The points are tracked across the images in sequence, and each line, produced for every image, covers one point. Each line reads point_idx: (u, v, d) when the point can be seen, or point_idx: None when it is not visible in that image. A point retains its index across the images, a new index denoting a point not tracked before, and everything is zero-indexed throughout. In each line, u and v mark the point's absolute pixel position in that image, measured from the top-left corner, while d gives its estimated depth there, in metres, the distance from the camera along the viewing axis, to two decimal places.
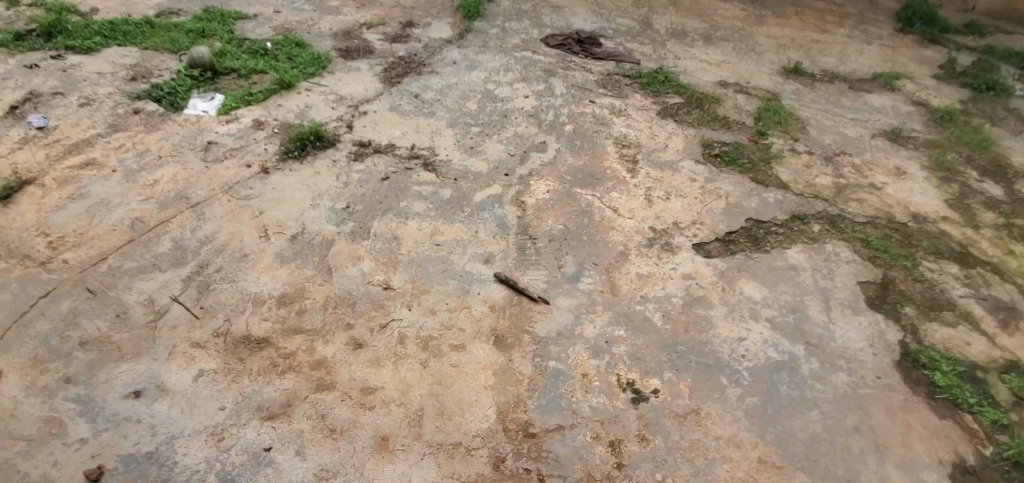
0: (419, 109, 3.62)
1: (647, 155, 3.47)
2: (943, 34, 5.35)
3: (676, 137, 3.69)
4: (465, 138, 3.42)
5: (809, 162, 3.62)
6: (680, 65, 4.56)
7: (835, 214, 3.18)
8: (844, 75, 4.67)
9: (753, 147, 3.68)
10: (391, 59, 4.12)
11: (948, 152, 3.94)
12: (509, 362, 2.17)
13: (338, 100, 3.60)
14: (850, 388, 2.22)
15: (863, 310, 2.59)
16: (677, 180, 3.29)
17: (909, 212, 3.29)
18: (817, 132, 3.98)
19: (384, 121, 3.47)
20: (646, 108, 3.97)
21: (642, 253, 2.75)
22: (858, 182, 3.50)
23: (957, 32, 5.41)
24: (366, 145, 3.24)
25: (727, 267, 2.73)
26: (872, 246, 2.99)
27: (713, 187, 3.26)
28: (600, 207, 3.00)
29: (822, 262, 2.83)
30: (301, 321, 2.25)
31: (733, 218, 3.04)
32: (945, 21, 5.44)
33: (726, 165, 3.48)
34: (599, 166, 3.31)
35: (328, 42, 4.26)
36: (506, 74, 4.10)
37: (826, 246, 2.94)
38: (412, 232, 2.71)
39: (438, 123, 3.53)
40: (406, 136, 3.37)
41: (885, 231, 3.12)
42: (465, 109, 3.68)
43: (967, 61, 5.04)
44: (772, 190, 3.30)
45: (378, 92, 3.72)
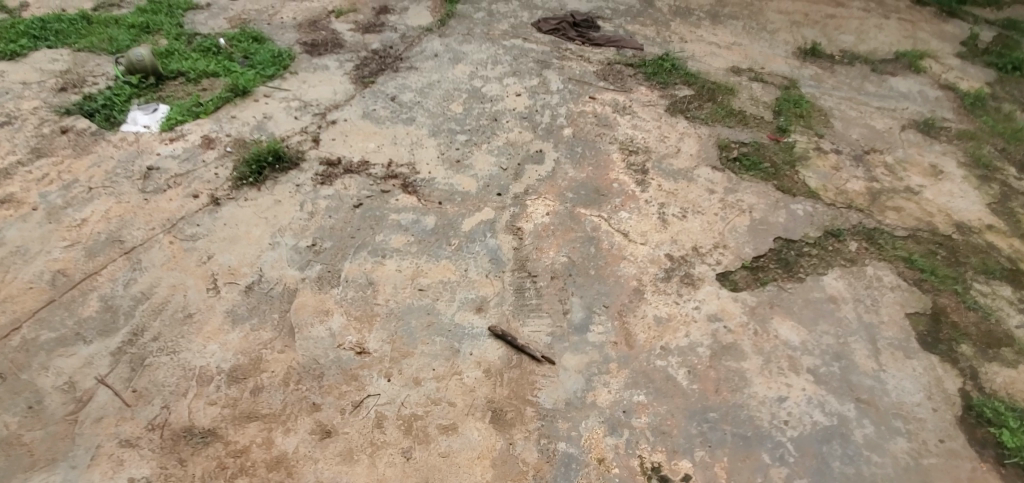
0: (396, 115, 3.16)
1: (657, 162, 3.04)
2: (962, 6, 4.88)
3: (688, 138, 3.25)
4: (449, 149, 2.97)
5: (838, 163, 3.20)
6: (688, 49, 4.09)
7: (873, 227, 2.79)
8: (866, 56, 4.22)
9: (775, 147, 3.26)
10: (363, 53, 3.62)
11: (983, 145, 3.54)
12: (509, 446, 1.82)
13: (302, 107, 3.13)
14: (911, 458, 1.89)
15: (915, 353, 2.22)
16: (693, 192, 2.86)
17: (953, 221, 2.90)
18: (844, 125, 3.55)
19: (355, 131, 3.02)
20: (653, 103, 3.52)
21: (658, 288, 2.36)
22: (893, 185, 3.09)
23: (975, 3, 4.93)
24: (335, 163, 2.79)
25: (758, 303, 2.35)
26: (917, 266, 2.59)
27: (734, 199, 2.85)
28: (607, 231, 2.59)
29: (865, 290, 2.46)
30: (256, 403, 1.88)
31: (760, 238, 2.65)
32: None
33: (747, 170, 3.06)
34: (604, 179, 2.88)
35: (291, 34, 3.74)
36: (495, 68, 3.62)
37: (867, 269, 2.56)
38: (390, 275, 2.30)
39: (419, 131, 3.07)
40: (382, 149, 2.92)
41: (928, 247, 2.73)
42: (449, 113, 3.22)
43: (989, 36, 4.60)
44: (801, 200, 2.90)
45: (349, 96, 3.25)
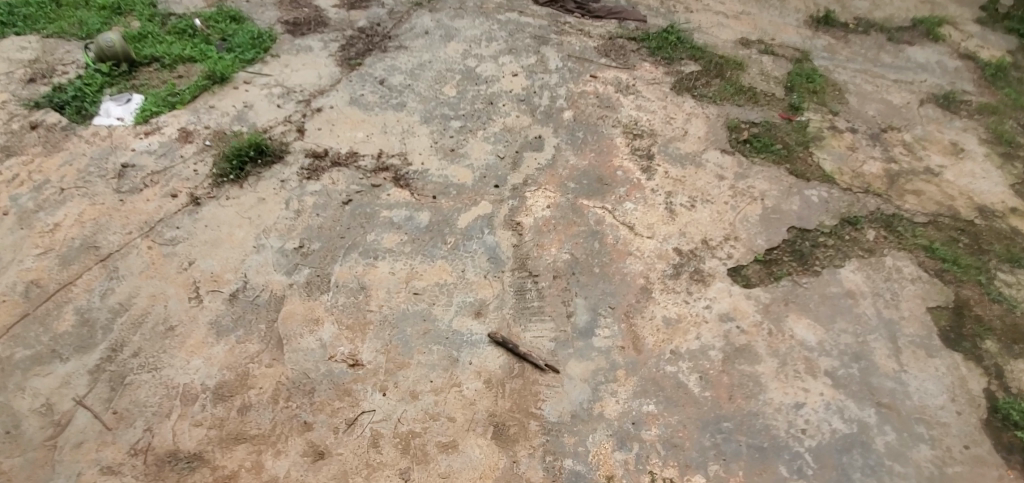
0: (385, 100, 2.97)
1: (663, 146, 2.86)
2: None
3: (696, 118, 3.04)
4: (443, 137, 2.80)
5: (854, 143, 3.02)
6: (694, 19, 3.85)
7: (892, 213, 2.64)
8: (882, 24, 3.96)
9: (788, 127, 3.07)
10: (349, 32, 3.40)
11: (1007, 119, 3.33)
12: (513, 464, 1.73)
13: (284, 94, 2.94)
14: (935, 467, 1.81)
15: (937, 351, 2.12)
16: (702, 178, 2.70)
17: (976, 204, 2.75)
18: (859, 100, 3.35)
19: (342, 120, 2.84)
20: (659, 80, 3.29)
21: (667, 287, 2.23)
22: (913, 166, 2.92)
23: None
24: (321, 155, 2.63)
25: (772, 300, 2.22)
26: (939, 256, 2.46)
27: (746, 185, 2.68)
28: (612, 224, 2.45)
29: (884, 283, 2.33)
30: (244, 423, 1.79)
31: (773, 229, 2.50)
32: None
33: (758, 153, 2.87)
34: (607, 166, 2.71)
35: (271, 12, 3.50)
36: (489, 46, 3.40)
37: (886, 260, 2.43)
38: (383, 278, 2.17)
39: (410, 117, 2.89)
40: (371, 139, 2.75)
41: (950, 234, 2.58)
42: (442, 97, 3.03)
43: None
44: (815, 185, 2.73)
45: (335, 80, 3.06)
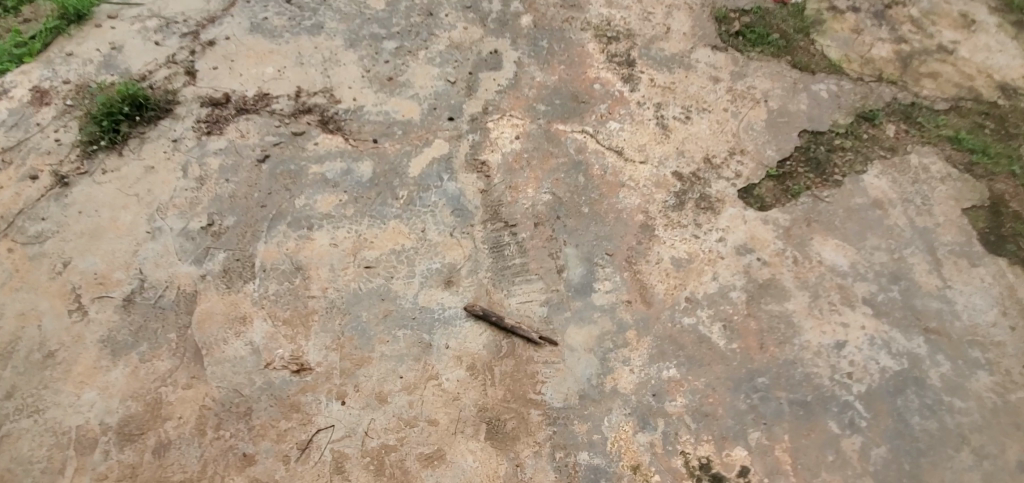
0: (296, 22, 2.33)
1: (644, 48, 2.35)
2: None
3: (679, 9, 2.49)
4: (377, 63, 2.23)
5: (858, 24, 2.52)
6: None
7: (910, 103, 2.28)
8: None
9: (782, 13, 2.52)
10: None
11: None
12: (517, 469, 1.41)
13: (162, 27, 2.28)
14: (997, 396, 1.57)
15: (980, 258, 1.84)
16: (693, 83, 2.24)
17: (998, 82, 2.38)
18: None
19: (244, 54, 2.23)
20: None
21: (672, 221, 1.85)
22: (925, 45, 2.47)
23: None
24: (222, 102, 2.07)
25: (794, 223, 1.88)
26: (967, 147, 2.14)
27: (745, 87, 2.25)
28: (596, 151, 2.01)
29: (912, 186, 2.01)
30: (164, 465, 1.41)
31: (782, 136, 2.11)
32: None
33: (754, 47, 2.39)
34: (581, 81, 2.22)
35: None
36: None
37: (910, 159, 2.10)
38: (322, 253, 1.71)
39: (331, 42, 2.28)
40: (284, 75, 2.16)
41: (974, 121, 2.25)
42: (367, 11, 2.40)
43: None
44: (823, 77, 2.31)
45: (228, 2, 2.38)
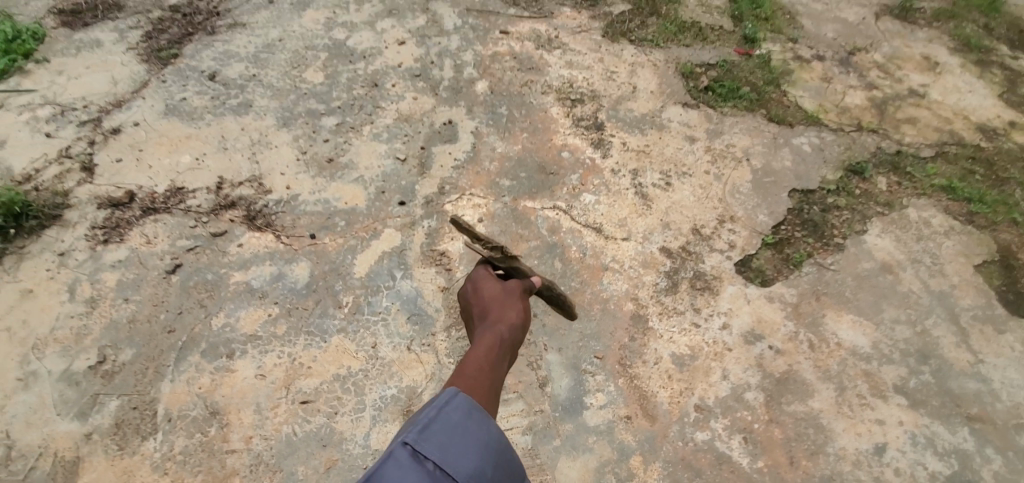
0: (219, 101, 2.11)
1: (611, 110, 2.17)
2: None
3: (642, 69, 2.38)
4: (315, 142, 1.99)
5: (826, 72, 2.43)
6: None
7: (895, 151, 2.09)
8: None
9: (749, 65, 2.43)
10: (156, 13, 2.51)
11: (965, 25, 2.84)
12: None
13: (55, 116, 2.00)
14: None
15: (1007, 324, 1.64)
16: (669, 144, 2.05)
17: (975, 125, 2.25)
18: (813, 21, 2.72)
19: (154, 141, 1.94)
20: (585, 29, 2.58)
21: (666, 308, 1.59)
22: (896, 90, 2.36)
23: None
24: (125, 202, 1.76)
25: (801, 298, 1.64)
26: (961, 196, 1.96)
27: (723, 145, 2.07)
28: (571, 230, 1.76)
29: (919, 245, 1.80)
30: None
31: (772, 197, 1.91)
32: None
33: (725, 100, 2.26)
34: (549, 150, 2.00)
35: (40, 4, 2.63)
36: (361, 9, 2.59)
37: (909, 214, 1.88)
38: (245, 388, 1.39)
39: (261, 121, 2.05)
40: (204, 164, 1.89)
41: (964, 166, 2.07)
42: (303, 87, 2.20)
43: None
44: (801, 131, 2.14)
45: (140, 83, 2.15)
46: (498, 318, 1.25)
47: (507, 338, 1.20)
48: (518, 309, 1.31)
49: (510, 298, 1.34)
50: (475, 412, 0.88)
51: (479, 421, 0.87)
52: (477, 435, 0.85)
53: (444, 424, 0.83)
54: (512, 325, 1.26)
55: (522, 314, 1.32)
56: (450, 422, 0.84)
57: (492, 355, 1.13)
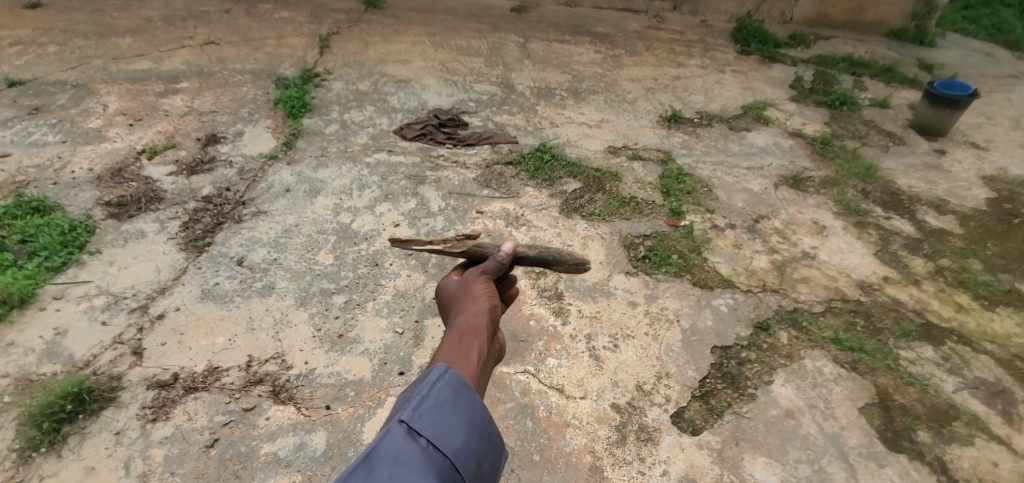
0: (246, 285, 2.58)
1: (569, 280, 2.69)
2: (778, 50, 5.29)
3: (593, 241, 2.93)
4: (327, 320, 2.44)
5: (737, 239, 3.03)
6: (561, 133, 3.89)
7: (793, 309, 2.62)
8: (720, 115, 4.21)
9: (676, 234, 3.02)
10: (191, 203, 3.05)
11: (846, 190, 3.48)
12: None
13: (110, 304, 2.47)
14: None
15: (885, 458, 2.07)
16: (616, 310, 2.55)
17: (855, 282, 2.78)
18: (727, 192, 3.39)
19: (193, 324, 2.38)
20: (546, 206, 3.17)
21: (617, 458, 1.99)
22: (792, 253, 2.95)
23: (787, 46, 5.38)
24: (170, 382, 2.15)
25: (723, 443, 2.07)
26: (846, 346, 2.44)
27: (659, 308, 2.58)
28: (540, 391, 2.19)
29: (814, 391, 2.26)
30: None
31: (698, 353, 2.38)
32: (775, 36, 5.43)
33: (659, 267, 2.80)
34: (519, 319, 2.47)
35: (89, 192, 3.12)
36: (363, 194, 3.18)
37: (806, 364, 2.36)
38: None
39: (281, 302, 2.51)
40: (235, 344, 2.31)
41: (847, 318, 2.58)
42: (317, 268, 2.69)
43: (809, 75, 4.89)
44: (720, 293, 2.67)
45: (179, 271, 2.63)
46: (462, 305, 1.39)
47: (476, 319, 1.33)
48: (480, 293, 1.43)
49: (472, 288, 1.45)
50: (463, 390, 1.06)
51: (466, 401, 1.05)
52: (463, 411, 1.04)
53: (436, 403, 1.01)
54: (477, 305, 1.38)
55: (490, 297, 1.42)
56: (441, 400, 1.02)
57: (458, 342, 1.25)
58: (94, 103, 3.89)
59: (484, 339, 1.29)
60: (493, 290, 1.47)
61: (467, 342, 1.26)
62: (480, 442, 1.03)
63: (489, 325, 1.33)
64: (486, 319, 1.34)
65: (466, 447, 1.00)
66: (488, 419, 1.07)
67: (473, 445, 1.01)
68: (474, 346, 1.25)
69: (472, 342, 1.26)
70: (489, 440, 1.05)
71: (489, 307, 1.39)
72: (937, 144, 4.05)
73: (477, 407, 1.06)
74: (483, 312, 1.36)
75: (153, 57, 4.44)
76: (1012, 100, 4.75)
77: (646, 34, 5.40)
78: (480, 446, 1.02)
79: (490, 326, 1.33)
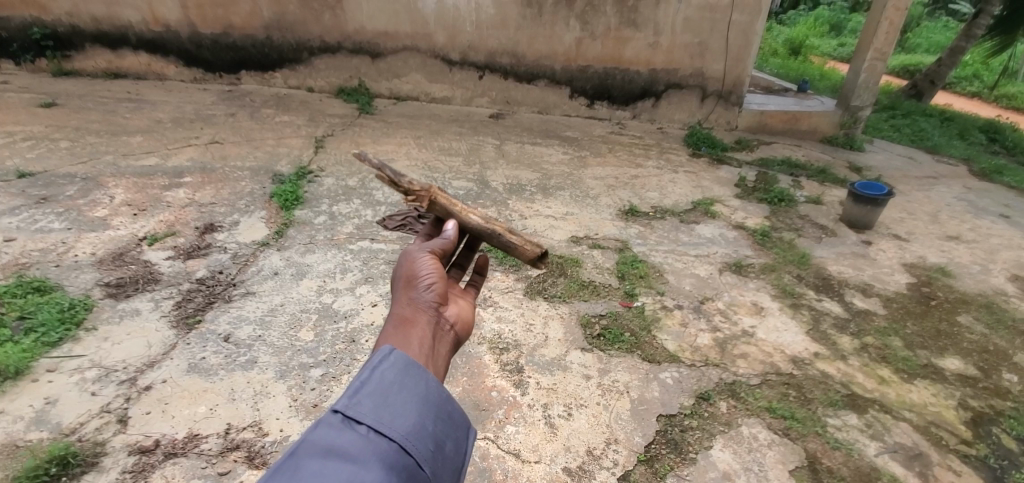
0: (231, 358, 2.80)
1: (530, 355, 2.95)
2: (725, 153, 5.98)
3: (553, 321, 3.22)
4: (303, 391, 2.64)
5: (684, 319, 3.34)
6: (529, 225, 4.31)
7: (731, 381, 2.89)
8: (672, 210, 4.69)
9: (629, 314, 3.32)
10: (185, 285, 3.32)
11: (783, 275, 3.88)
12: None
13: (101, 376, 2.67)
14: None
15: None
16: (571, 382, 2.80)
17: (789, 357, 3.09)
18: (676, 277, 3.76)
19: (178, 395, 2.58)
20: (512, 288, 3.48)
21: None
22: (733, 331, 3.26)
23: (732, 150, 6.07)
24: (151, 448, 2.34)
25: None
26: (779, 414, 2.70)
27: (610, 380, 2.83)
28: (498, 456, 2.38)
29: (750, 455, 2.48)
30: None
31: (645, 421, 2.61)
32: (722, 141, 6.14)
33: (612, 344, 3.07)
34: (482, 390, 2.70)
35: (89, 273, 3.38)
36: (345, 277, 3.49)
37: (742, 431, 2.59)
38: None
39: (261, 375, 2.72)
40: (215, 412, 2.51)
41: (780, 390, 2.86)
42: (298, 344, 2.92)
43: (752, 175, 5.50)
44: (667, 367, 2.94)
45: (169, 346, 2.86)
46: (403, 290, 1.56)
47: (414, 307, 1.51)
48: (419, 275, 1.57)
49: (411, 269, 1.60)
50: (407, 376, 1.18)
51: (409, 386, 1.16)
52: (409, 392, 1.15)
53: (377, 392, 1.11)
54: (414, 290, 1.55)
55: (429, 278, 1.57)
56: (382, 389, 1.13)
57: (398, 329, 1.43)
58: (101, 195, 4.22)
59: (424, 323, 1.48)
60: (436, 268, 1.62)
61: (406, 329, 1.44)
62: (431, 418, 1.14)
63: (429, 308, 1.52)
64: (425, 303, 1.52)
65: (413, 424, 1.10)
66: (436, 397, 1.18)
67: (425, 425, 1.12)
68: (415, 330, 1.45)
69: (412, 328, 1.45)
70: (440, 416, 1.16)
71: (428, 289, 1.55)
72: (865, 235, 4.56)
73: (424, 387, 1.18)
74: (421, 297, 1.54)
75: (161, 154, 4.89)
76: (930, 198, 5.36)
77: (608, 138, 6.07)
78: (430, 425, 1.12)
79: (430, 309, 1.52)
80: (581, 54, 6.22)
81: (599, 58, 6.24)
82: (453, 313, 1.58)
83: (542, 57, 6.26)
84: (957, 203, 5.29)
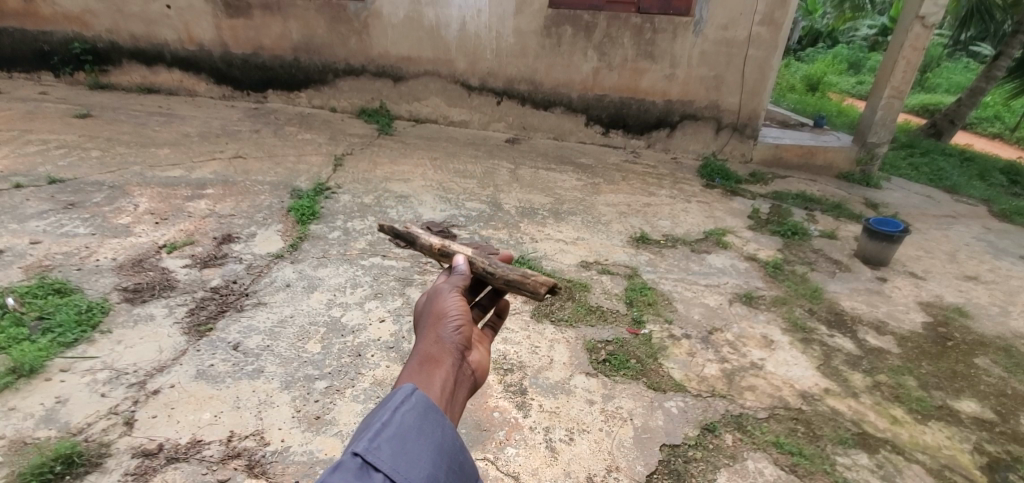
0: (238, 367, 2.84)
1: (533, 377, 2.94)
2: (739, 185, 5.97)
3: (559, 344, 3.21)
4: (306, 403, 2.66)
5: (691, 348, 3.31)
6: (540, 248, 4.33)
7: (738, 413, 2.84)
8: (683, 239, 4.68)
9: (635, 341, 3.30)
10: (199, 292, 3.40)
11: (794, 308, 3.83)
12: None
13: (112, 378, 2.72)
14: None
15: None
16: (574, 406, 2.78)
17: (798, 391, 3.04)
18: (685, 306, 3.73)
19: (184, 400, 2.62)
20: (518, 310, 3.48)
21: None
22: (741, 363, 3.22)
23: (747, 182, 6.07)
24: (154, 451, 2.36)
25: None
26: (786, 449, 2.64)
27: (614, 407, 2.80)
28: (496, 477, 2.36)
29: None
30: None
31: (647, 449, 2.57)
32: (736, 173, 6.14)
33: (617, 370, 3.05)
34: (484, 409, 2.69)
35: (109, 277, 3.48)
36: (355, 292, 3.53)
37: (747, 465, 2.54)
38: None
39: (266, 385, 2.75)
40: (218, 419, 2.54)
41: (789, 424, 2.80)
42: (304, 355, 2.96)
43: (766, 208, 5.48)
44: (672, 396, 2.91)
45: (179, 351, 2.91)
46: (429, 326, 1.44)
47: (441, 345, 1.39)
48: (448, 311, 1.48)
49: (440, 306, 1.50)
50: (427, 420, 1.17)
51: (426, 432, 1.15)
52: (426, 439, 1.14)
53: (395, 437, 1.10)
54: (442, 328, 1.43)
55: (458, 318, 1.47)
56: (401, 431, 1.11)
57: (423, 368, 1.32)
58: (126, 203, 4.36)
59: (449, 364, 1.36)
60: (464, 309, 1.52)
61: (431, 368, 1.32)
62: (444, 470, 1.11)
63: (455, 350, 1.40)
64: (452, 344, 1.41)
65: (427, 475, 1.08)
66: (452, 448, 1.16)
67: (438, 474, 1.09)
68: (440, 369, 1.33)
69: (435, 369, 1.33)
70: (453, 467, 1.14)
71: (455, 330, 1.44)
72: (880, 271, 4.49)
73: (440, 434, 1.16)
74: (448, 335, 1.42)
75: (185, 167, 5.04)
76: (948, 237, 5.28)
77: (621, 166, 6.12)
78: (444, 475, 1.10)
79: (456, 352, 1.40)
80: (597, 83, 6.32)
81: (615, 87, 6.34)
82: (476, 359, 1.46)
83: (559, 85, 6.38)
84: (976, 243, 5.20)
